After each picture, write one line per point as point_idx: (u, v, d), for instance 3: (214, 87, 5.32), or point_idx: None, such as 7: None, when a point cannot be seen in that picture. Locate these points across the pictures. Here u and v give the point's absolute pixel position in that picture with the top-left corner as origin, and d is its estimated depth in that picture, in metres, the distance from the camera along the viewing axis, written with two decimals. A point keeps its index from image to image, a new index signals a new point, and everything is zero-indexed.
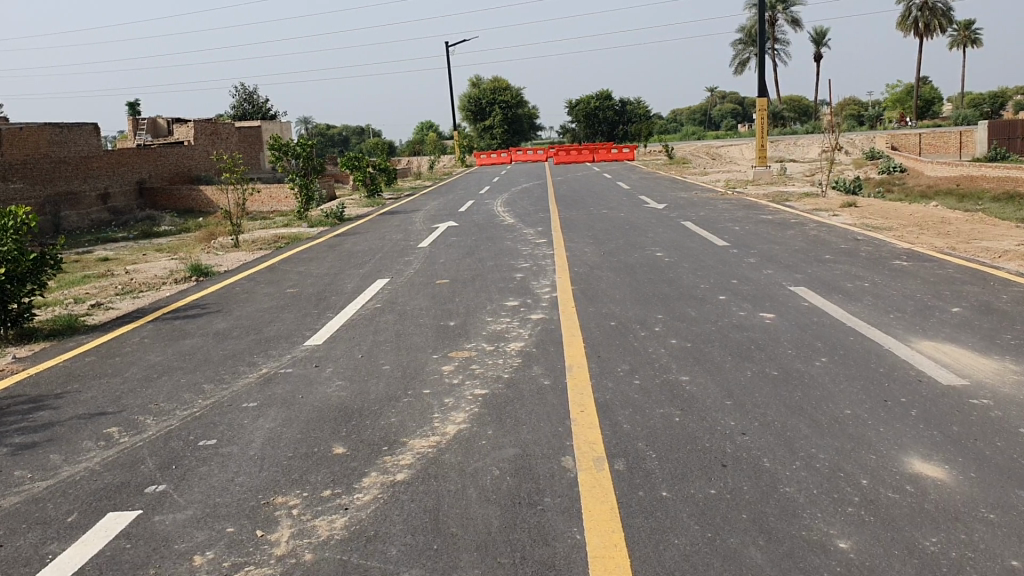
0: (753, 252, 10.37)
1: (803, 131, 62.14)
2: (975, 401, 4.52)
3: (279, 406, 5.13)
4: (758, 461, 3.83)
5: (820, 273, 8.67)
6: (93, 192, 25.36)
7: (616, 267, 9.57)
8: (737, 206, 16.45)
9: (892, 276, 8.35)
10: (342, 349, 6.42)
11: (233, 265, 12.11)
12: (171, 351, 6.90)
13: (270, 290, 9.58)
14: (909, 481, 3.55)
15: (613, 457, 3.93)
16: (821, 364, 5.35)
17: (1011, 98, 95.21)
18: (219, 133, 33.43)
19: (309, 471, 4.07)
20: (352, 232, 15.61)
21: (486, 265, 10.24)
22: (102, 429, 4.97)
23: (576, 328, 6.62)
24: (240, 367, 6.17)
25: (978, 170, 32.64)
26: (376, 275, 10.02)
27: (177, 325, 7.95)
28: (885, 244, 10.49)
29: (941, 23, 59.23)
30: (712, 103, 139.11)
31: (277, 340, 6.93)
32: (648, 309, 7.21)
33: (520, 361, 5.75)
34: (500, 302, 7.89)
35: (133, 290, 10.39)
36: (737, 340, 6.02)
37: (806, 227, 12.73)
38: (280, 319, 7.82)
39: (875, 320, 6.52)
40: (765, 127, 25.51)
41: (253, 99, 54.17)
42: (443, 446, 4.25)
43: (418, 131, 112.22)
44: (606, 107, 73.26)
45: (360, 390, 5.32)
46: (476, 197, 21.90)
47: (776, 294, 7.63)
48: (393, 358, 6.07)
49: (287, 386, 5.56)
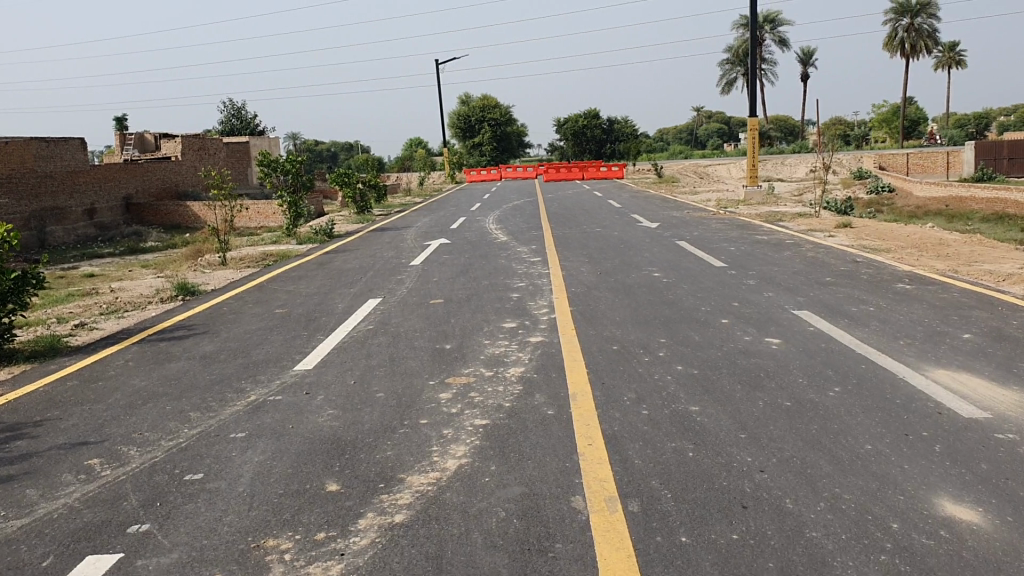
0: (752, 273, 10.20)
1: (791, 150, 62.39)
2: (1000, 435, 4.33)
3: (269, 438, 4.88)
4: (780, 502, 3.63)
5: (823, 296, 8.49)
6: (79, 207, 25.04)
7: (614, 288, 9.36)
8: (731, 225, 16.34)
9: (896, 299, 8.19)
10: (335, 375, 6.18)
11: (221, 283, 11.86)
12: (156, 375, 6.64)
13: (258, 310, 9.33)
14: (943, 526, 3.34)
15: (626, 498, 3.72)
16: (835, 394, 5.15)
17: (995, 118, 95.99)
18: (207, 148, 33.15)
19: (301, 510, 3.83)
20: (341, 249, 15.36)
21: (480, 284, 10.02)
22: (82, 461, 4.70)
23: (576, 353, 6.41)
24: (228, 393, 5.91)
25: (967, 190, 32.69)
26: (368, 295, 9.78)
27: (163, 347, 7.68)
28: (886, 266, 10.34)
29: (926, 44, 59.67)
30: (699, 121, 139.76)
31: (267, 365, 6.67)
32: (650, 333, 7.01)
33: (521, 389, 5.52)
34: (497, 323, 7.66)
35: (117, 309, 10.10)
36: (745, 367, 5.83)
37: (803, 247, 12.56)
38: (270, 342, 7.56)
39: (885, 346, 6.33)
40: (756, 145, 25.44)
41: (241, 114, 53.94)
42: (444, 483, 4.01)
43: (406, 147, 112.11)
44: (594, 125, 73.41)
45: (355, 420, 5.09)
46: (467, 214, 21.71)
47: (780, 317, 7.44)
48: (388, 384, 5.83)
49: (278, 415, 5.32)
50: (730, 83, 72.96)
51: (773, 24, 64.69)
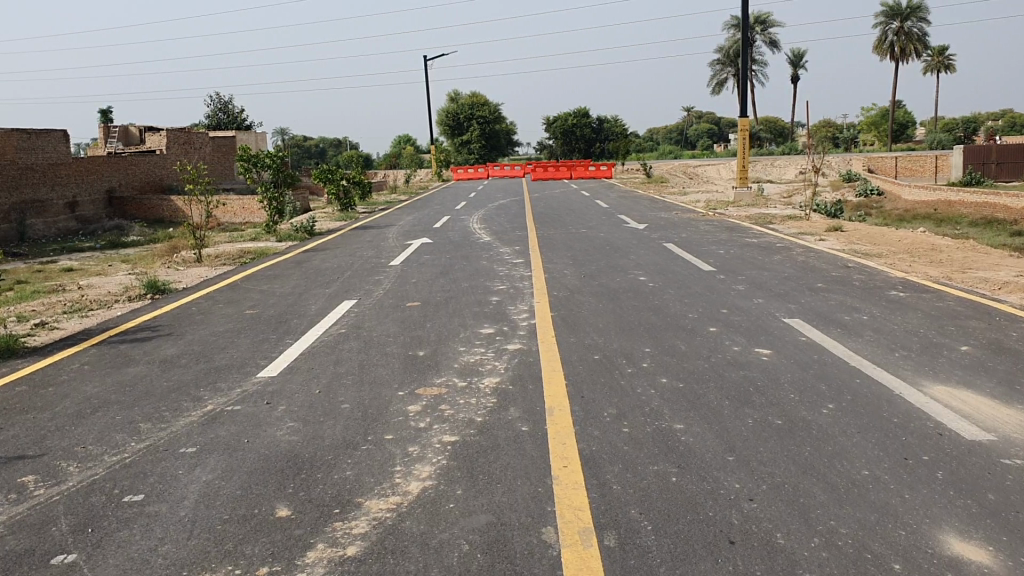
0: (741, 277, 9.90)
1: (781, 150, 62.28)
2: (1007, 461, 4.01)
3: (222, 454, 4.53)
4: (771, 537, 3.31)
5: (814, 303, 8.18)
6: (60, 200, 24.61)
7: (597, 292, 9.04)
8: (720, 228, 16.05)
9: (890, 308, 7.90)
10: (299, 383, 5.82)
11: (193, 281, 11.47)
12: (111, 381, 6.27)
13: (228, 310, 8.96)
14: (950, 568, 3.03)
15: (602, 529, 3.40)
16: (828, 411, 4.83)
17: (983, 122, 96.22)
18: (193, 142, 32.72)
19: (244, 540, 3.48)
20: (321, 247, 15.01)
21: (460, 287, 9.69)
22: (15, 478, 4.33)
23: (555, 362, 6.08)
24: (184, 402, 5.55)
25: (956, 193, 32.56)
26: (343, 296, 9.43)
27: (122, 349, 7.31)
28: (878, 272, 10.06)
29: (916, 47, 59.61)
30: (688, 122, 139.80)
31: (229, 370, 6.31)
32: (634, 341, 6.67)
33: (494, 401, 5.19)
34: (474, 329, 7.32)
35: (82, 308, 9.71)
36: (733, 379, 5.50)
37: (793, 251, 12.25)
38: (235, 345, 7.20)
39: (880, 358, 6.02)
40: (746, 147, 25.17)
41: (228, 108, 53.47)
42: (404, 510, 3.67)
43: (395, 144, 111.74)
44: (584, 124, 73.25)
45: (315, 434, 4.73)
46: (451, 213, 21.42)
47: (770, 326, 7.13)
48: (356, 394, 5.49)
49: (233, 427, 4.96)
50: (720, 85, 72.80)
51: (763, 25, 64.58)
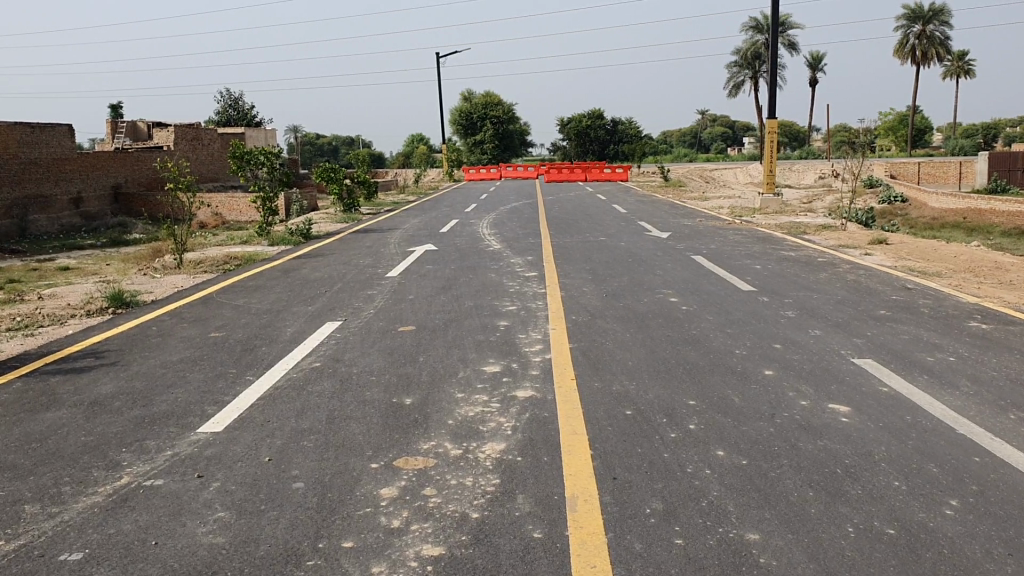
0: (787, 300, 8.61)
1: (801, 154, 60.73)
2: None
3: (115, 567, 3.24)
4: None
5: (884, 338, 6.83)
6: (64, 196, 23.42)
7: (623, 318, 7.72)
8: (750, 238, 14.77)
9: (976, 344, 6.58)
10: (247, 445, 4.52)
11: (168, 292, 10.16)
12: (21, 431, 5.01)
13: (191, 332, 7.68)
14: None
15: None
16: (954, 515, 3.49)
17: (1004, 127, 94.43)
18: (201, 138, 31.32)
19: None
20: (316, 253, 13.71)
21: (463, 306, 8.40)
22: None
23: (577, 420, 4.76)
24: (95, 472, 4.25)
25: (985, 200, 31.03)
26: (326, 316, 8.14)
27: (53, 384, 6.04)
28: (944, 296, 8.71)
29: (938, 51, 57.99)
30: (703, 125, 138.25)
31: (164, 422, 5.00)
32: (675, 390, 5.35)
33: (497, 483, 3.89)
34: (475, 366, 6.02)
35: (30, 325, 8.45)
36: (811, 455, 4.18)
37: (839, 268, 10.90)
38: (186, 382, 5.92)
39: (994, 422, 4.69)
40: (774, 150, 23.68)
41: (238, 104, 52.27)
42: None
43: (408, 143, 110.53)
44: (597, 126, 71.80)
45: (250, 536, 3.43)
46: (461, 216, 20.16)
47: (838, 369, 5.81)
48: (318, 464, 4.20)
49: (147, 518, 3.67)
50: (738, 87, 71.22)
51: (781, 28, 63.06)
